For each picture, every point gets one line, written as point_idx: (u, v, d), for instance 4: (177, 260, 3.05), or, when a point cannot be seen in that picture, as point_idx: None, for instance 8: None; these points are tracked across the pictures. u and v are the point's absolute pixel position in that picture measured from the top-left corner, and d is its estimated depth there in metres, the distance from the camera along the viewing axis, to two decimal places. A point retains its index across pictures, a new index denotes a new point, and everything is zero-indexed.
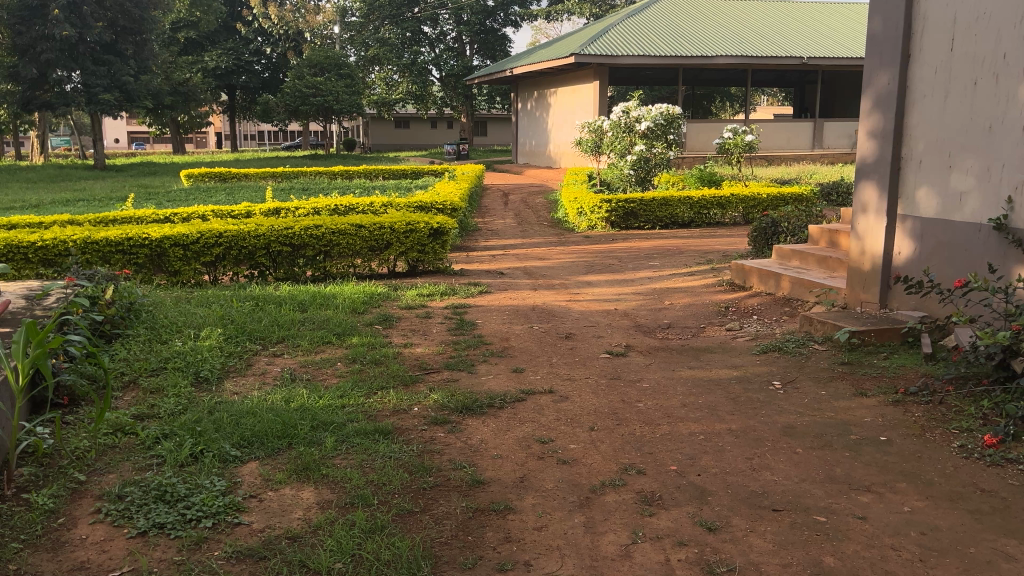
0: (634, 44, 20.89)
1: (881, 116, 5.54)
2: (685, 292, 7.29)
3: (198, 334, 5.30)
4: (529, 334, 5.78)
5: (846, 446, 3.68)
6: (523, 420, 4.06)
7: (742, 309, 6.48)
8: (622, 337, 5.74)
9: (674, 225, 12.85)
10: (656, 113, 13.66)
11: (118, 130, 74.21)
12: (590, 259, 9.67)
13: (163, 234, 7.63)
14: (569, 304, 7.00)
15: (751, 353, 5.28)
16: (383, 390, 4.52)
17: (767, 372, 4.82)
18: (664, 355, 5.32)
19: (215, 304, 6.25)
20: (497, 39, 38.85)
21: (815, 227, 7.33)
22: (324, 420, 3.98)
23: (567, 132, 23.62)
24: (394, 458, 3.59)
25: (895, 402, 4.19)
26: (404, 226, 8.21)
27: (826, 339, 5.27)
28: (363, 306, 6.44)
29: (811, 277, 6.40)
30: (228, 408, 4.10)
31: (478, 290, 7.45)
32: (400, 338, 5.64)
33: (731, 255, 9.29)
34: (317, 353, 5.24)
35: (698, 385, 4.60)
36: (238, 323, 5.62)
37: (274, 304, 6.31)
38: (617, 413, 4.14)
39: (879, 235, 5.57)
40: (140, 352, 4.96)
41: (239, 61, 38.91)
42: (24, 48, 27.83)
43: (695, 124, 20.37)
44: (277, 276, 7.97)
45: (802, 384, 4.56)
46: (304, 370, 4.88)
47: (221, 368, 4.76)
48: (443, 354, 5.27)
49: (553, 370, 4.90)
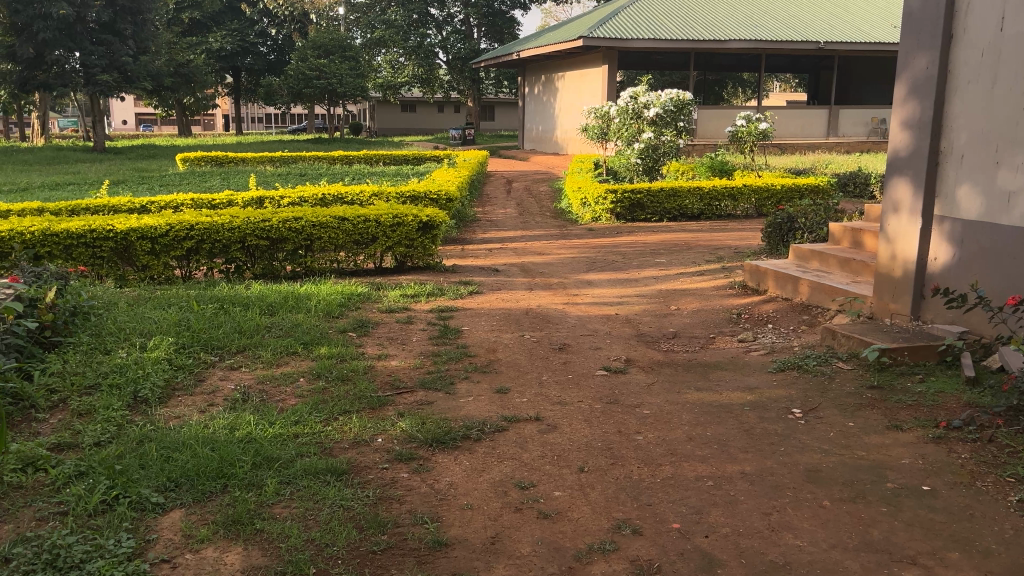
0: (645, 27, 20.21)
1: (917, 105, 4.92)
2: (693, 296, 6.70)
3: (147, 343, 4.71)
4: (518, 344, 5.21)
5: (882, 498, 3.09)
6: (501, 455, 3.49)
7: (756, 317, 5.90)
8: (623, 349, 5.16)
9: (683, 218, 12.25)
10: (666, 100, 13.04)
11: (125, 112, 73.71)
12: (592, 255, 9.07)
13: (130, 226, 7.05)
14: (566, 307, 6.40)
15: (767, 371, 4.68)
16: (346, 415, 3.95)
17: (786, 396, 4.22)
18: (668, 372, 4.72)
19: (174, 306, 5.65)
20: (505, 22, 37.73)
21: (836, 225, 6.74)
22: (268, 456, 3.40)
23: (574, 117, 22.97)
24: (344, 508, 3.01)
25: (937, 439, 3.59)
26: (391, 219, 7.61)
27: (851, 356, 4.67)
28: (339, 309, 5.87)
29: (832, 281, 5.78)
30: (162, 438, 3.53)
31: (468, 290, 6.86)
32: (374, 349, 5.05)
33: (744, 252, 8.69)
34: (278, 366, 4.67)
35: (707, 411, 4.03)
36: (194, 330, 5.04)
37: (242, 307, 5.73)
38: (612, 448, 3.56)
39: (912, 239, 4.96)
40: (78, 366, 4.39)
41: (244, 43, 38.27)
42: (21, 27, 27.21)
43: (706, 112, 19.73)
44: (254, 272, 7.43)
45: (827, 413, 3.95)
46: (260, 389, 4.31)
47: (164, 386, 4.18)
48: (420, 369, 4.68)
49: (541, 391, 4.32)
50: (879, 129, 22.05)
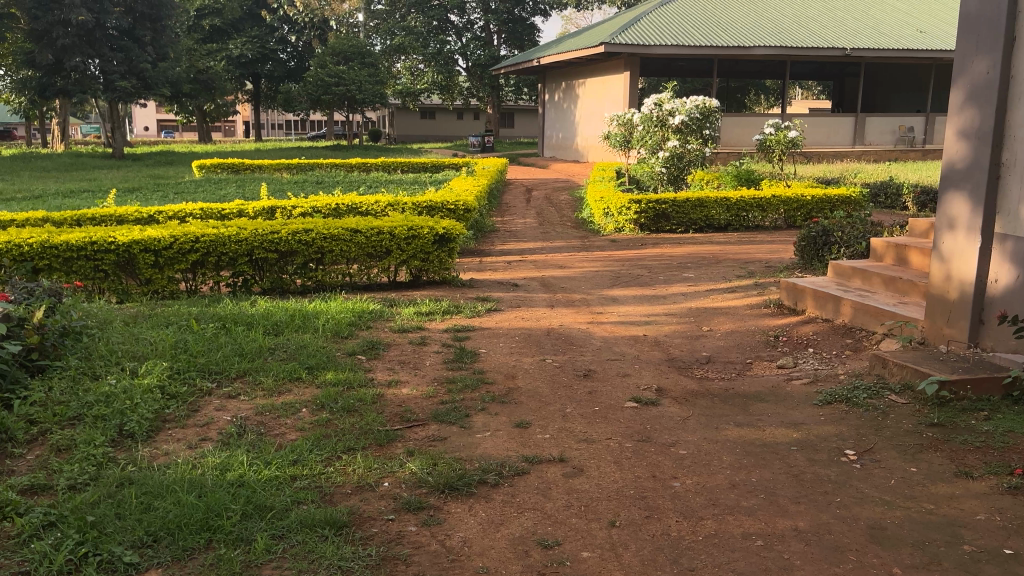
0: (667, 33, 19.79)
1: (976, 113, 4.50)
2: (725, 315, 6.28)
3: (138, 368, 4.36)
4: (539, 370, 4.83)
5: (960, 564, 2.67)
6: (521, 505, 3.10)
7: (795, 340, 5.49)
8: (653, 376, 4.77)
9: (709, 229, 11.80)
10: (692, 107, 12.49)
11: (148, 117, 74.17)
12: (617, 268, 8.68)
13: (132, 238, 6.75)
14: (590, 327, 6.01)
15: (811, 404, 4.27)
16: (350, 453, 3.58)
17: (836, 434, 3.81)
18: (704, 404, 4.31)
19: (172, 325, 5.30)
20: (525, 29, 37.25)
21: (879, 240, 6.32)
22: (261, 504, 3.03)
23: (594, 124, 22.62)
24: (341, 571, 2.64)
25: (1013, 490, 3.16)
26: (406, 231, 7.25)
27: (905, 388, 4.24)
28: (349, 328, 5.51)
29: (878, 302, 5.35)
30: (144, 481, 3.18)
31: (486, 307, 6.49)
32: (384, 374, 4.69)
33: (775, 266, 8.28)
34: (279, 395, 4.31)
35: (751, 451, 3.63)
36: (191, 353, 4.68)
37: (245, 327, 5.37)
38: (646, 497, 3.17)
39: (969, 259, 4.53)
40: (63, 394, 4.05)
41: (263, 50, 38.10)
42: (40, 34, 27.13)
43: (730, 119, 19.34)
44: (263, 286, 7.11)
45: (884, 455, 3.53)
46: (259, 421, 3.95)
47: (153, 419, 3.83)
48: (432, 399, 4.30)
49: (565, 425, 3.93)
50: (907, 137, 21.56)
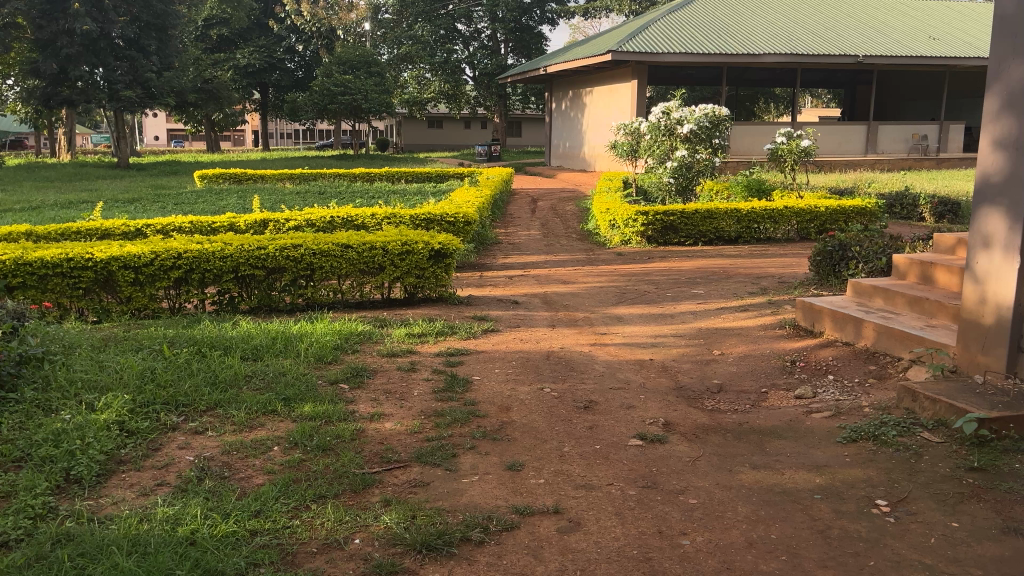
0: (676, 40, 19.39)
1: (1014, 120, 4.11)
2: (738, 337, 5.88)
3: (97, 402, 3.98)
4: (535, 401, 4.44)
5: None
6: (508, 569, 2.72)
7: (813, 366, 5.10)
8: (660, 408, 4.39)
9: (719, 241, 11.38)
10: (701, 115, 12.13)
11: (157, 127, 74.30)
12: (622, 284, 8.30)
13: (111, 254, 6.40)
14: (593, 350, 5.62)
15: (835, 442, 3.89)
16: (320, 502, 3.20)
17: (864, 480, 3.42)
18: (716, 441, 3.92)
19: (139, 350, 4.92)
20: (533, 37, 36.73)
21: (902, 257, 5.92)
22: (209, 569, 2.64)
23: (601, 133, 22.26)
24: None
25: None
26: (400, 246, 6.87)
27: (939, 425, 3.84)
28: (333, 353, 5.13)
29: (903, 326, 4.94)
30: (81, 539, 2.80)
31: (483, 327, 6.10)
32: (367, 407, 4.30)
33: (789, 282, 7.88)
34: (251, 431, 3.93)
35: (768, 501, 3.24)
36: (158, 383, 4.31)
37: (221, 352, 5.00)
38: (651, 559, 2.78)
39: (1008, 280, 4.11)
40: (11, 431, 3.67)
41: (271, 59, 37.88)
42: (45, 43, 26.85)
43: (740, 127, 18.97)
44: (250, 305, 6.76)
45: (920, 507, 3.15)
46: (224, 461, 3.57)
47: (105, 462, 3.45)
48: (418, 435, 3.92)
49: (561, 468, 3.54)
50: (921, 145, 21.14)
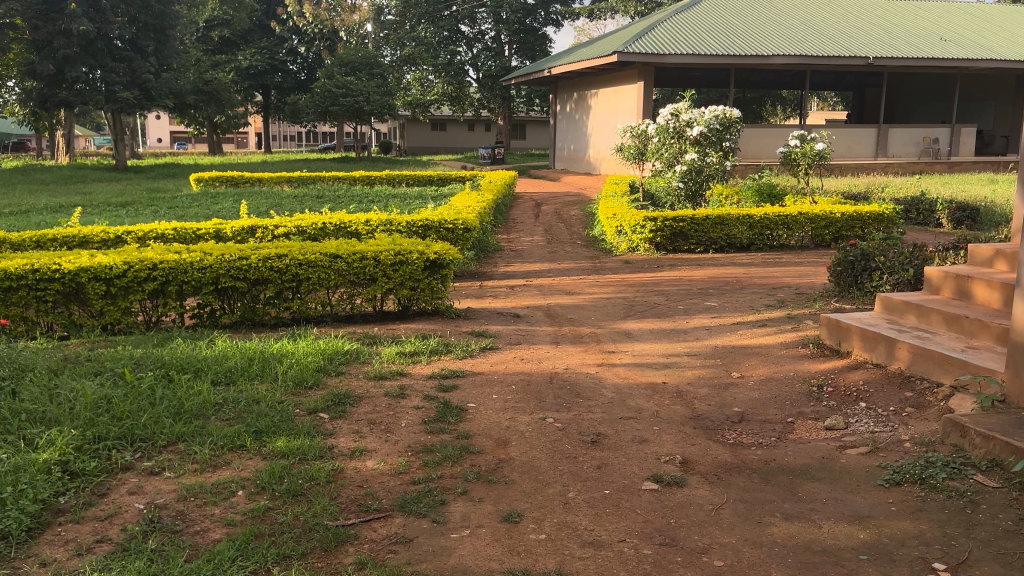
0: (682, 42, 18.94)
1: None
2: (757, 357, 5.42)
3: (40, 438, 3.51)
4: (535, 434, 3.97)
5: None
6: None
7: (842, 391, 4.64)
8: (677, 442, 3.92)
9: (731, 248, 10.90)
10: (711, 117, 11.75)
11: (161, 129, 73.99)
12: (629, 295, 7.84)
13: (80, 265, 5.97)
14: (600, 371, 5.16)
15: (876, 485, 3.43)
16: (284, 564, 2.74)
17: (915, 535, 2.96)
18: (741, 484, 3.46)
19: (99, 374, 4.45)
20: (537, 39, 36.22)
21: (935, 270, 5.45)
22: None
23: (606, 135, 21.87)
24: None
25: None
26: (393, 256, 6.41)
27: (993, 466, 3.37)
28: (315, 376, 4.67)
29: (943, 347, 4.44)
30: None
31: (481, 345, 5.64)
32: (348, 441, 3.83)
33: (808, 293, 7.42)
34: (213, 470, 3.46)
35: (806, 563, 2.78)
36: (114, 413, 3.85)
37: (191, 375, 4.54)
38: None
39: None
40: None
41: (272, 61, 37.54)
42: (41, 44, 26.44)
43: (748, 130, 18.57)
44: (233, 318, 6.31)
45: (984, 571, 2.68)
46: (177, 510, 3.10)
47: (36, 514, 2.97)
48: (402, 476, 3.46)
49: (565, 520, 3.08)
50: (931, 148, 20.64)
